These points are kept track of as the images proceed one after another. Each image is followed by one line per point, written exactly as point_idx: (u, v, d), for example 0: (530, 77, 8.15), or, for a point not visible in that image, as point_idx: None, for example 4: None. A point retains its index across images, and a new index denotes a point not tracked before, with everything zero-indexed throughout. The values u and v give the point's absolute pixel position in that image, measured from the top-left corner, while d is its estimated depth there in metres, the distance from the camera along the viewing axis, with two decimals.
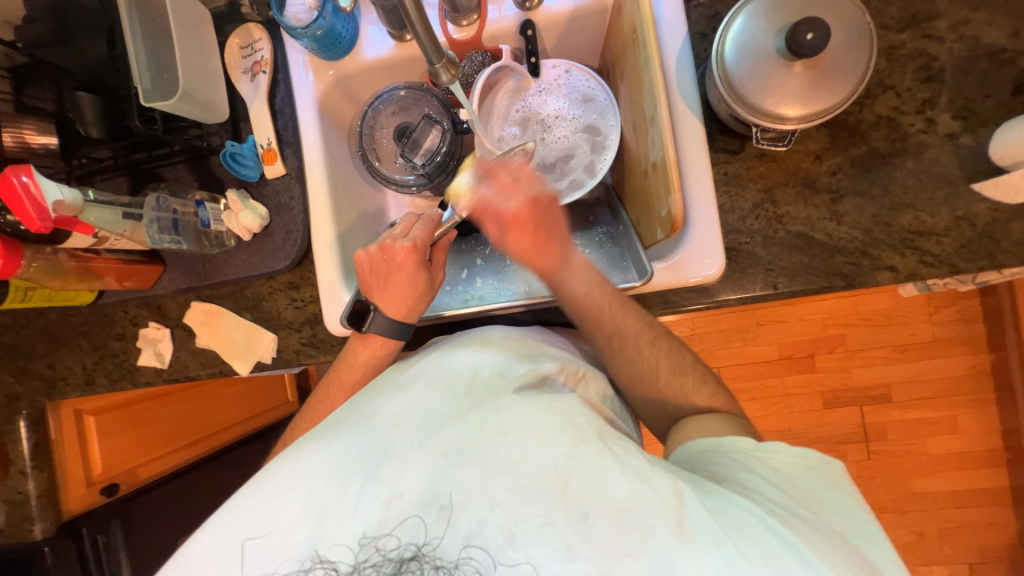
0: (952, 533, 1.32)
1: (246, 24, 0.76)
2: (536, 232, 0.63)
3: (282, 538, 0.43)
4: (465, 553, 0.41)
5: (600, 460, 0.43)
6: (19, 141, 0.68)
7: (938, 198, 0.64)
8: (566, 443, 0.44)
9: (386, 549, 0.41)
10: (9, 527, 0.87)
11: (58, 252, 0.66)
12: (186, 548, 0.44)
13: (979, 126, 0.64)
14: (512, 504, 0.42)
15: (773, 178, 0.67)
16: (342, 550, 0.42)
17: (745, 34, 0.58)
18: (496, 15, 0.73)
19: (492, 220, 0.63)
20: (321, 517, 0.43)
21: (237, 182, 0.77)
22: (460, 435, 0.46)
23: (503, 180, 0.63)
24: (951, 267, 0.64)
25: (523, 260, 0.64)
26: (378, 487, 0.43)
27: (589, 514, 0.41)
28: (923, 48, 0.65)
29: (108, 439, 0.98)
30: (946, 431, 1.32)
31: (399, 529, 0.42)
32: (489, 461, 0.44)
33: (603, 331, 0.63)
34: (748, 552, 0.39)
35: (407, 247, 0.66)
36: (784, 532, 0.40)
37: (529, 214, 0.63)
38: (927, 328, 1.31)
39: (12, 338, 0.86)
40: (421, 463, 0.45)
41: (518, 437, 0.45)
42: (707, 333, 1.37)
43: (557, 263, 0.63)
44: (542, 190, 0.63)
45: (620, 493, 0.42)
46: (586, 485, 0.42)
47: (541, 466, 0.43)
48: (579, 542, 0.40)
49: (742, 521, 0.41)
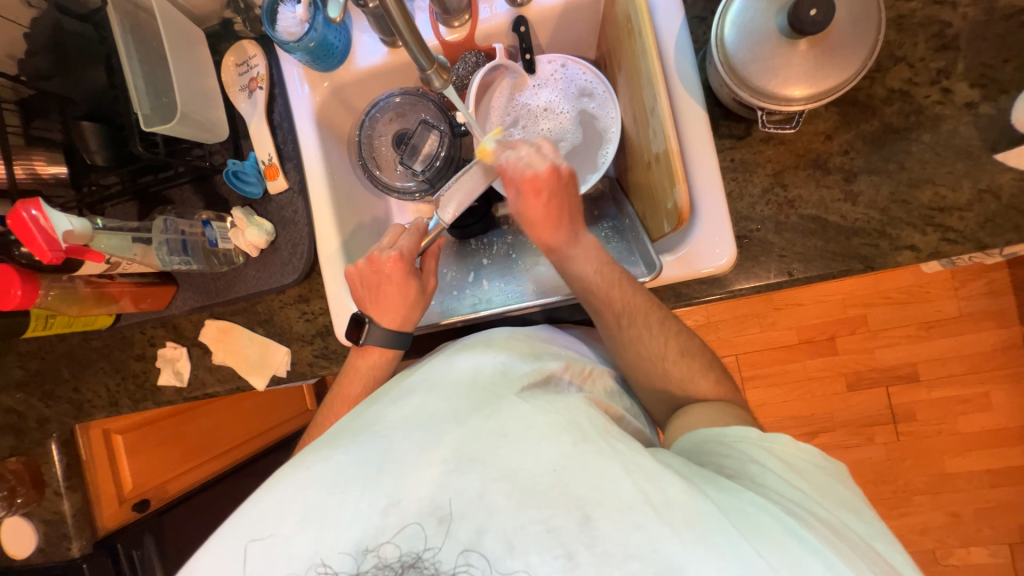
0: (989, 513, 1.28)
1: (240, 41, 0.77)
2: (552, 201, 0.62)
3: (287, 545, 0.43)
4: (463, 558, 0.41)
5: (604, 461, 0.43)
6: (30, 172, 0.70)
7: (958, 171, 0.61)
8: (567, 444, 0.44)
9: (387, 559, 0.41)
10: (48, 546, 0.89)
11: (75, 280, 0.68)
12: (195, 565, 0.45)
13: (1000, 93, 0.61)
14: (511, 511, 0.41)
15: (782, 161, 0.65)
16: (344, 560, 0.42)
17: (744, 15, 0.56)
18: (488, 14, 0.72)
19: (513, 184, 0.62)
20: (322, 526, 0.43)
21: (242, 199, 0.77)
22: (460, 439, 0.46)
23: (525, 149, 0.63)
24: (977, 243, 0.61)
25: (530, 228, 0.63)
26: (379, 494, 0.44)
27: (590, 517, 0.40)
28: (935, 15, 0.62)
29: (135, 456, 1.02)
30: (978, 408, 1.28)
31: (398, 537, 0.42)
32: (488, 467, 0.43)
33: (611, 308, 0.61)
34: (768, 557, 0.38)
35: (393, 256, 0.66)
36: (803, 532, 0.39)
37: (549, 181, 0.61)
38: (952, 304, 1.27)
39: (39, 364, 0.89)
40: (421, 470, 0.44)
41: (518, 440, 0.44)
42: (721, 321, 1.34)
43: (566, 240, 0.63)
44: (562, 164, 0.62)
45: (621, 495, 0.41)
46: (588, 488, 0.42)
47: (541, 468, 0.43)
48: (580, 549, 0.39)
49: (760, 520, 0.40)
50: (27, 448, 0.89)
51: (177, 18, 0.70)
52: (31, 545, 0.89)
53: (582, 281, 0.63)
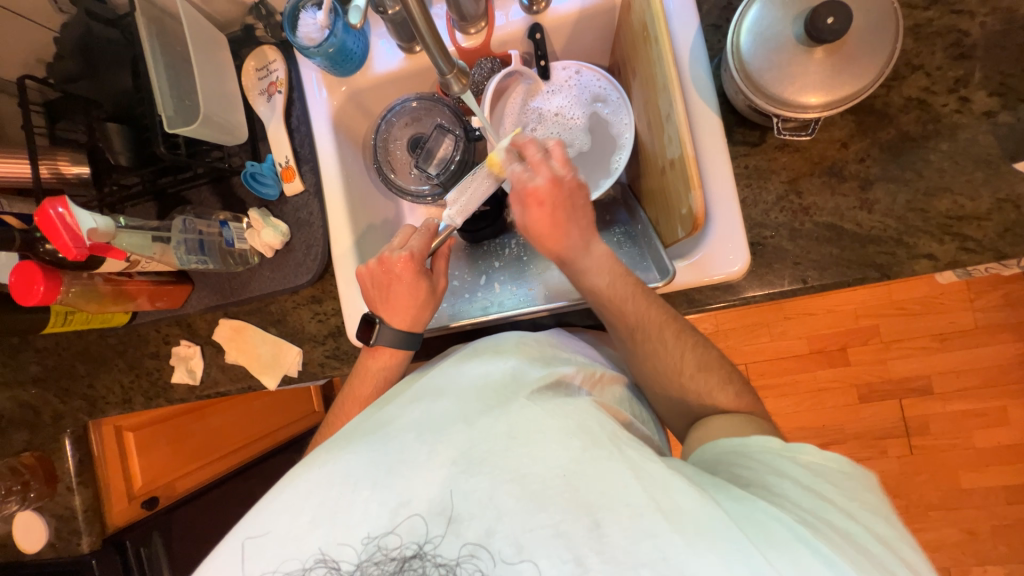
0: (1007, 531, 1.25)
1: (261, 47, 0.79)
2: (557, 212, 0.60)
3: (293, 541, 0.43)
4: (464, 551, 0.41)
5: (613, 466, 0.43)
6: (54, 172, 0.72)
7: (977, 180, 0.61)
8: (577, 448, 0.44)
9: (389, 549, 0.42)
10: (59, 540, 0.90)
11: (94, 278, 0.69)
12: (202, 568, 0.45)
13: (1019, 102, 0.60)
14: (520, 515, 0.41)
15: (796, 168, 0.65)
16: (347, 551, 0.42)
17: (760, 23, 0.56)
18: (503, 21, 0.73)
19: (516, 197, 0.61)
20: (331, 524, 0.43)
21: (259, 201, 0.78)
22: (469, 440, 0.46)
23: (534, 157, 0.60)
24: (996, 253, 0.60)
25: (539, 240, 0.62)
26: (386, 493, 0.44)
27: (600, 524, 0.40)
28: (953, 24, 0.62)
29: (145, 453, 1.02)
30: (995, 422, 1.25)
31: (401, 528, 0.42)
32: (498, 469, 0.43)
33: (624, 318, 0.61)
34: (777, 562, 0.37)
35: (404, 256, 0.66)
36: (816, 542, 0.38)
37: (554, 196, 0.59)
38: (968, 316, 1.25)
39: (55, 360, 0.90)
40: (429, 470, 0.44)
41: (528, 443, 0.44)
42: (731, 329, 1.33)
43: (579, 249, 0.61)
44: (567, 174, 0.60)
45: (632, 501, 0.41)
46: (598, 493, 0.41)
47: (551, 472, 0.43)
48: (590, 555, 0.39)
49: (768, 527, 0.39)
50: (41, 443, 0.91)
51: (201, 23, 0.71)
52: (42, 539, 0.89)
53: (594, 294, 0.62)
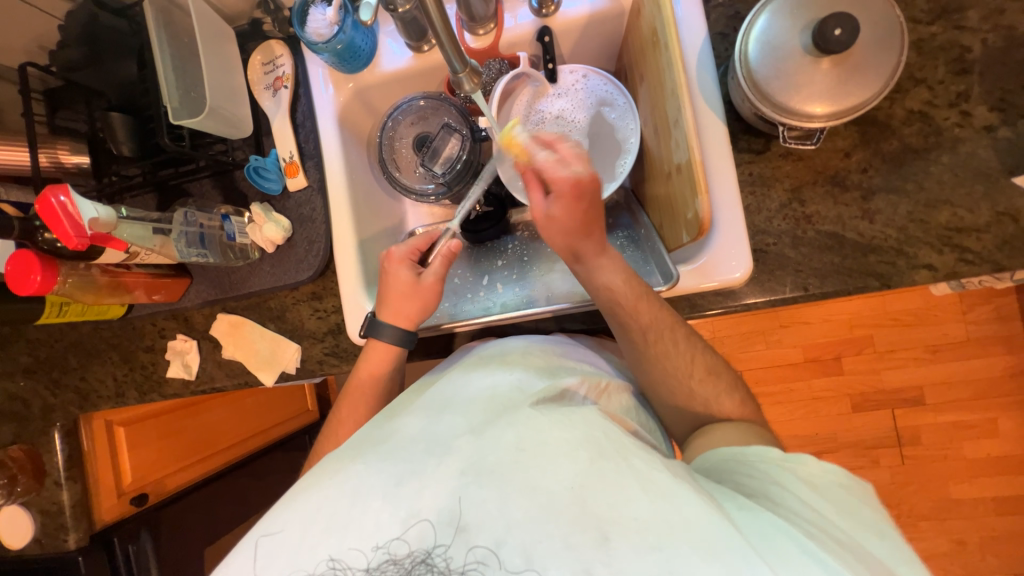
0: (995, 542, 1.26)
1: (268, 41, 0.79)
2: (585, 212, 0.59)
3: (301, 546, 0.43)
4: (472, 556, 0.41)
5: (620, 478, 0.43)
6: (53, 160, 0.72)
7: (977, 193, 0.62)
8: (583, 460, 0.44)
9: (398, 555, 0.42)
10: (44, 536, 0.88)
11: (91, 269, 0.68)
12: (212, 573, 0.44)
13: (1019, 118, 0.61)
14: (529, 525, 0.41)
15: (800, 177, 0.65)
16: (357, 555, 0.42)
17: (768, 32, 0.57)
18: (512, 23, 0.74)
19: (536, 184, 0.60)
20: (343, 533, 0.43)
21: (261, 195, 0.78)
22: (475, 452, 0.45)
23: (564, 151, 0.60)
24: (994, 265, 0.61)
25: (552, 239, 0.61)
26: (397, 503, 0.43)
27: (609, 538, 0.40)
28: (955, 40, 0.63)
29: (137, 450, 1.00)
30: (985, 434, 1.27)
31: (409, 535, 0.42)
32: (506, 483, 0.43)
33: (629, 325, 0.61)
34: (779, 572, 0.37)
35: (389, 250, 0.70)
36: (825, 557, 0.38)
37: (574, 196, 0.58)
38: (960, 329, 1.26)
39: (47, 351, 0.89)
40: (438, 479, 0.44)
41: (535, 455, 0.44)
42: (727, 336, 1.34)
43: (594, 249, 0.60)
44: (587, 173, 0.58)
45: (639, 515, 0.40)
46: (606, 506, 0.41)
47: (560, 487, 0.42)
48: (598, 565, 0.39)
49: (778, 543, 0.39)
50: (29, 436, 0.89)
51: (209, 16, 0.71)
52: (28, 533, 0.89)
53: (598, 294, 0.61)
